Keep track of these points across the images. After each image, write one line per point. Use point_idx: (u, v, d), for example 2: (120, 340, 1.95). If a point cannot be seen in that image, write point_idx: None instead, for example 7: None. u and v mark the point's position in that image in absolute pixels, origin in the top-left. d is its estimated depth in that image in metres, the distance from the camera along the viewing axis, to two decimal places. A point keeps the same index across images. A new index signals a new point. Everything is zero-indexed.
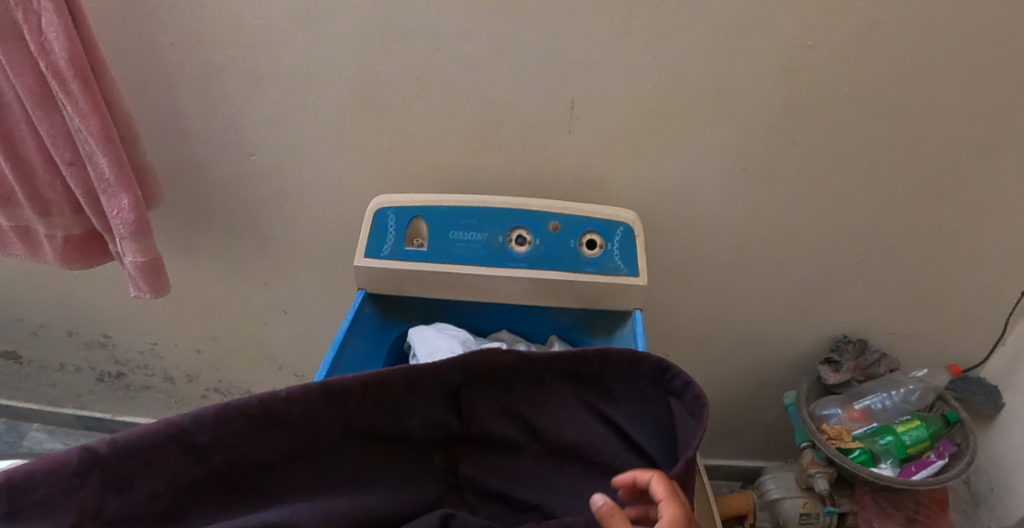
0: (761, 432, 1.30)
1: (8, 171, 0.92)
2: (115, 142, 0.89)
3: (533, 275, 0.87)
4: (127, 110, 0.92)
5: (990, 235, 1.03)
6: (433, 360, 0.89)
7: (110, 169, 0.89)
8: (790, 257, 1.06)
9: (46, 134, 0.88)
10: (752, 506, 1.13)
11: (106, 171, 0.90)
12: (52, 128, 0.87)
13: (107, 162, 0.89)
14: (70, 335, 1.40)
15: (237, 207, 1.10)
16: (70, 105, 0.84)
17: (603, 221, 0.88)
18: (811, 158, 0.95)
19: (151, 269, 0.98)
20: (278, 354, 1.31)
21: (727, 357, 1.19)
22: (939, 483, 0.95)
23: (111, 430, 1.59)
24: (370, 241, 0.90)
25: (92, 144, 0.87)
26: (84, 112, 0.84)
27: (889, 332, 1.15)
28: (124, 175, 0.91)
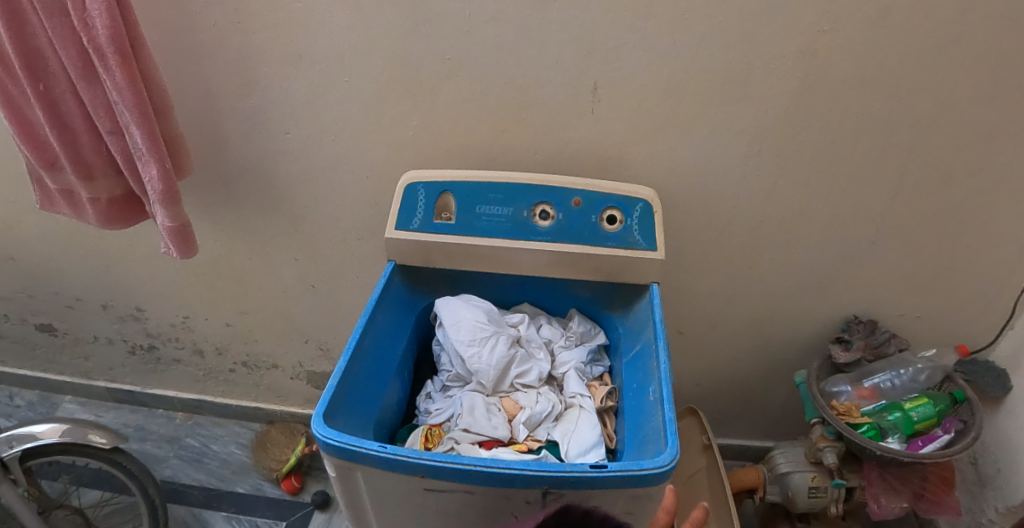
0: (772, 411, 1.33)
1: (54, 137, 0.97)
2: (148, 116, 0.93)
3: (556, 248, 0.92)
4: (162, 85, 0.96)
5: (1000, 219, 1.05)
6: (460, 328, 0.94)
7: (142, 142, 0.94)
8: (803, 238, 1.09)
9: (88, 104, 0.93)
10: (762, 480, 1.17)
11: (139, 144, 0.94)
12: (93, 99, 0.92)
13: (140, 135, 0.93)
14: (105, 308, 1.46)
15: (271, 184, 1.15)
16: (108, 79, 0.88)
17: (623, 197, 0.92)
18: (825, 140, 0.99)
19: (179, 235, 1.02)
20: (305, 328, 1.36)
21: (741, 336, 1.22)
22: (946, 456, 0.99)
23: (140, 403, 1.64)
24: (400, 213, 0.95)
25: (127, 117, 0.92)
26: (120, 87, 0.89)
27: (900, 314, 1.18)
28: (155, 147, 0.95)
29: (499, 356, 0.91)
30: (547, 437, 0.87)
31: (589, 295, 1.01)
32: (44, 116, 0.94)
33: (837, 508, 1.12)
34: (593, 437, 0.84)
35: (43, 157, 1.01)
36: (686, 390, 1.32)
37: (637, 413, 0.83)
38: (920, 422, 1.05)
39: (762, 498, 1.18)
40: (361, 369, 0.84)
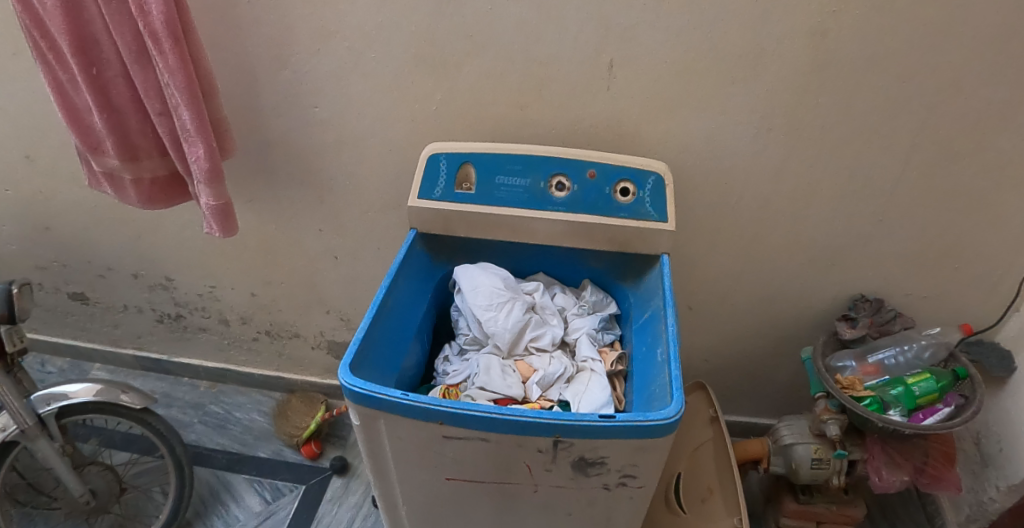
0: (778, 388, 1.37)
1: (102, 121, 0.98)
2: (197, 97, 0.94)
3: (571, 218, 0.96)
4: (209, 69, 0.97)
5: (1007, 199, 1.07)
6: (477, 293, 0.98)
7: (190, 123, 0.94)
8: (812, 216, 1.12)
9: (139, 87, 0.94)
10: (767, 451, 1.21)
11: (187, 124, 0.95)
12: (145, 81, 0.93)
13: (189, 116, 0.94)
14: (136, 277, 1.52)
15: (298, 157, 1.19)
16: (161, 62, 0.89)
17: (636, 170, 0.96)
18: (835, 119, 1.01)
19: (222, 213, 1.02)
20: (327, 299, 1.41)
21: (749, 312, 1.26)
22: (946, 428, 1.02)
23: (167, 371, 1.70)
24: (423, 183, 0.99)
25: (178, 98, 0.92)
26: (172, 69, 0.90)
27: (906, 293, 1.21)
28: (203, 127, 0.95)
29: (514, 320, 0.95)
30: (559, 397, 0.91)
31: (602, 265, 1.04)
32: (93, 100, 0.95)
33: (839, 480, 1.15)
34: (604, 397, 0.88)
35: (87, 140, 1.02)
36: (695, 365, 1.36)
37: (645, 375, 0.87)
38: (922, 396, 1.08)
39: (766, 469, 1.21)
40: (384, 328, 0.89)
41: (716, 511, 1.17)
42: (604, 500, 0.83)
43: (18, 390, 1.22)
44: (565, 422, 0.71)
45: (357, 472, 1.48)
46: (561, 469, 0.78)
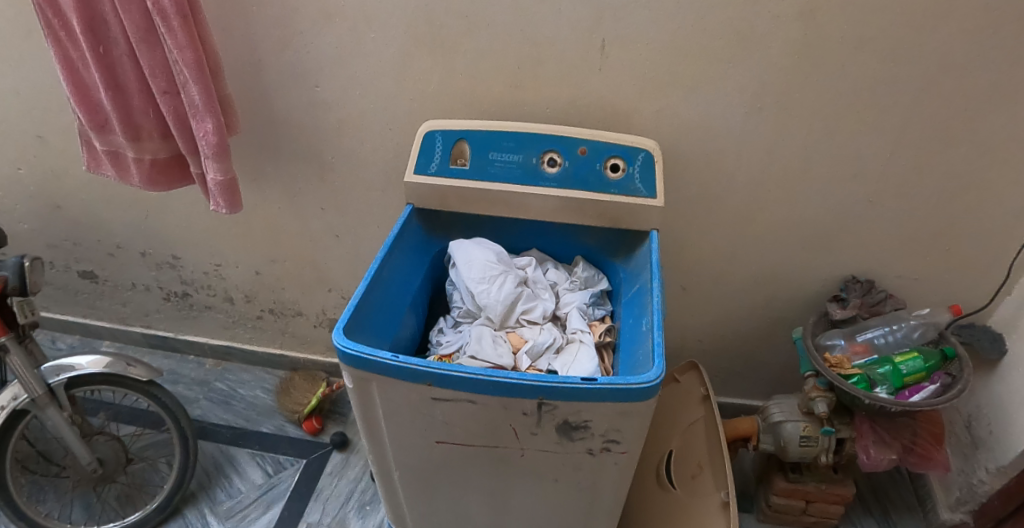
0: (771, 370, 1.38)
1: (107, 99, 1.00)
2: (205, 74, 0.96)
3: (563, 193, 0.98)
4: (216, 48, 1.00)
5: (997, 181, 1.08)
6: (470, 267, 1.00)
7: (199, 98, 0.97)
8: (803, 196, 1.14)
9: (146, 65, 0.96)
10: (756, 429, 1.22)
11: (196, 100, 0.97)
12: (152, 59, 0.96)
13: (197, 92, 0.96)
14: (144, 256, 1.56)
15: (300, 136, 1.22)
16: (170, 39, 0.92)
17: (626, 147, 0.98)
18: (824, 99, 1.03)
19: (227, 189, 1.04)
20: (329, 277, 1.44)
21: (742, 293, 1.28)
22: (931, 406, 1.04)
23: (174, 349, 1.74)
24: (419, 159, 1.02)
25: (186, 75, 0.95)
26: (181, 46, 0.93)
27: (898, 275, 1.22)
28: (212, 103, 0.98)
29: (507, 293, 0.98)
30: (548, 366, 0.93)
31: (594, 242, 1.07)
32: (101, 79, 0.98)
33: (827, 458, 1.17)
34: (591, 367, 0.90)
35: (93, 119, 1.05)
36: (689, 347, 1.38)
37: (631, 345, 0.89)
38: (909, 374, 1.10)
39: (756, 447, 1.23)
40: (379, 297, 0.91)
41: (704, 485, 1.17)
42: (590, 466, 0.85)
43: (29, 359, 1.27)
44: (550, 384, 0.74)
45: (356, 447, 1.51)
46: (546, 433, 0.81)
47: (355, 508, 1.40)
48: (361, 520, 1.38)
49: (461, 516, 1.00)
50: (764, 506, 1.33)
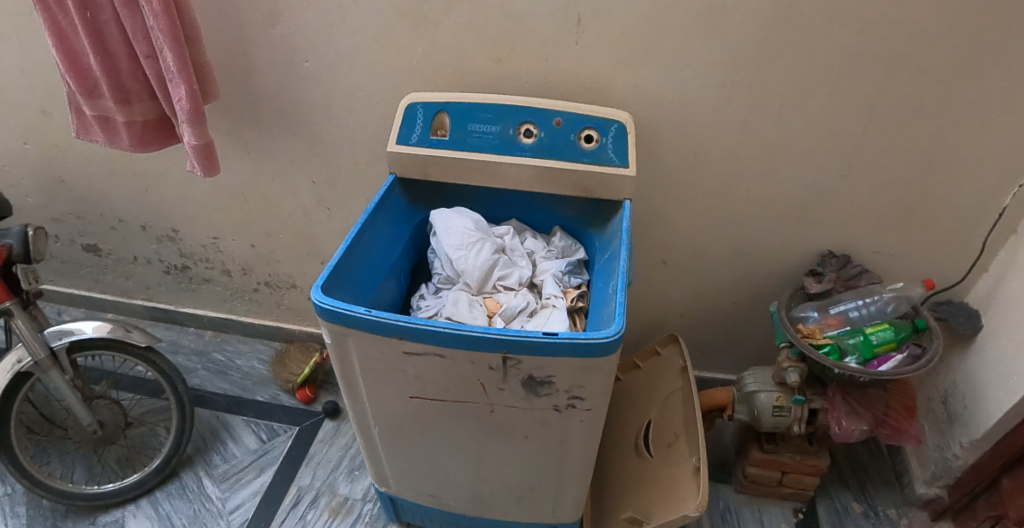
0: (751, 344, 1.41)
1: (95, 63, 1.04)
2: (180, 40, 1.00)
3: (538, 163, 1.01)
4: (192, 14, 1.03)
5: (968, 156, 1.10)
6: (449, 235, 1.04)
7: (174, 64, 1.01)
8: (777, 170, 1.16)
9: (128, 30, 1.00)
10: (732, 399, 1.26)
11: (171, 65, 1.01)
12: (132, 24, 1.00)
13: (172, 57, 1.00)
14: (144, 229, 1.61)
15: (291, 110, 1.26)
16: (146, 5, 0.96)
17: (599, 118, 1.02)
18: (796, 73, 1.05)
19: (203, 152, 1.08)
20: (322, 249, 1.48)
21: (721, 267, 1.31)
22: (898, 374, 1.06)
23: (175, 322, 1.79)
24: (401, 130, 1.05)
25: (162, 40, 0.99)
26: (157, 13, 0.96)
27: (874, 251, 1.25)
28: (185, 68, 1.02)
29: (483, 259, 1.01)
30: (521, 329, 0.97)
31: (571, 213, 1.10)
32: (88, 44, 1.02)
33: (800, 428, 1.20)
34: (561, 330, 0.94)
35: (82, 85, 1.09)
36: (671, 321, 1.41)
37: (599, 308, 0.93)
38: (879, 345, 1.13)
39: (731, 417, 1.26)
40: (358, 260, 0.95)
41: (679, 452, 1.20)
42: (557, 422, 0.89)
43: (32, 323, 1.33)
44: (512, 337, 0.78)
45: (347, 415, 1.56)
46: (513, 388, 0.84)
47: (344, 472, 1.45)
48: (350, 484, 1.43)
49: (439, 472, 1.05)
50: (741, 477, 1.36)
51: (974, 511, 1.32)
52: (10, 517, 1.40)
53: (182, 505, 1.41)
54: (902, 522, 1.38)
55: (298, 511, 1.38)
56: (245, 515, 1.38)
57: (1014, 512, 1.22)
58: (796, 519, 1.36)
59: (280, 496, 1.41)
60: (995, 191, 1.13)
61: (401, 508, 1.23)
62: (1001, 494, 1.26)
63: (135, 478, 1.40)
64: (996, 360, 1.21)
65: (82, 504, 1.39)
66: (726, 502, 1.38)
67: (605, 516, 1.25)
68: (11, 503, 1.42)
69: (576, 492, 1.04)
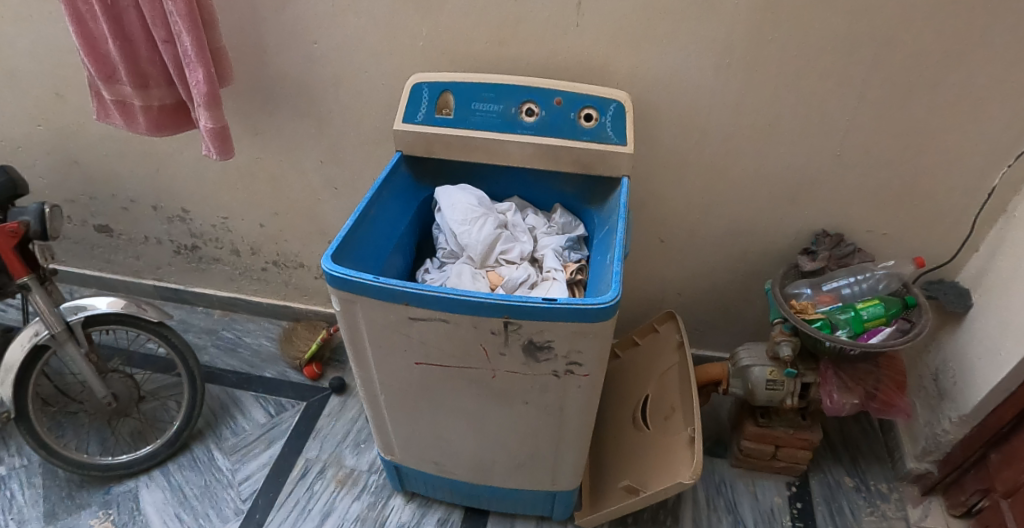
0: (747, 322, 1.45)
1: (115, 49, 1.07)
2: (197, 24, 1.04)
3: (539, 140, 1.05)
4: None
5: (957, 136, 1.13)
6: (453, 209, 1.07)
7: (191, 48, 1.04)
8: (772, 150, 1.20)
9: (147, 15, 1.04)
10: (727, 373, 1.29)
11: (189, 50, 1.04)
12: (151, 9, 1.03)
13: (190, 41, 1.04)
14: (155, 209, 1.64)
15: (300, 91, 1.29)
16: None
17: (598, 98, 1.05)
18: (790, 55, 1.08)
19: (218, 136, 1.12)
20: (329, 229, 1.52)
21: (718, 246, 1.34)
22: (887, 347, 1.10)
23: (184, 301, 1.83)
24: (406, 108, 1.08)
25: (180, 25, 1.02)
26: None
27: (867, 230, 1.28)
28: (202, 52, 1.05)
29: (486, 233, 1.05)
30: None
31: (571, 190, 1.14)
32: (109, 29, 1.05)
33: (792, 401, 1.24)
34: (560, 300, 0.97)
35: (101, 70, 1.12)
36: (669, 299, 1.45)
37: (596, 279, 0.97)
38: (870, 320, 1.16)
39: (726, 391, 1.30)
40: (366, 233, 0.98)
41: (675, 424, 1.24)
42: (555, 388, 0.93)
43: (49, 298, 1.37)
44: (513, 302, 0.81)
45: (353, 392, 1.61)
46: (514, 353, 0.88)
47: (350, 446, 1.49)
48: (356, 456, 1.47)
49: (442, 439, 1.09)
50: (736, 451, 1.40)
51: (962, 486, 1.34)
52: (27, 488, 1.44)
53: (193, 475, 1.45)
54: (893, 496, 1.41)
55: (305, 482, 1.42)
56: (254, 485, 1.42)
57: (1001, 485, 1.24)
58: (789, 492, 1.40)
59: (288, 468, 1.45)
60: (985, 171, 1.17)
61: (406, 477, 1.27)
62: (989, 468, 1.28)
63: (148, 449, 1.45)
64: (984, 336, 1.24)
65: (97, 474, 1.43)
66: (721, 475, 1.42)
67: (604, 486, 1.30)
68: (27, 474, 1.47)
69: (574, 458, 1.08)
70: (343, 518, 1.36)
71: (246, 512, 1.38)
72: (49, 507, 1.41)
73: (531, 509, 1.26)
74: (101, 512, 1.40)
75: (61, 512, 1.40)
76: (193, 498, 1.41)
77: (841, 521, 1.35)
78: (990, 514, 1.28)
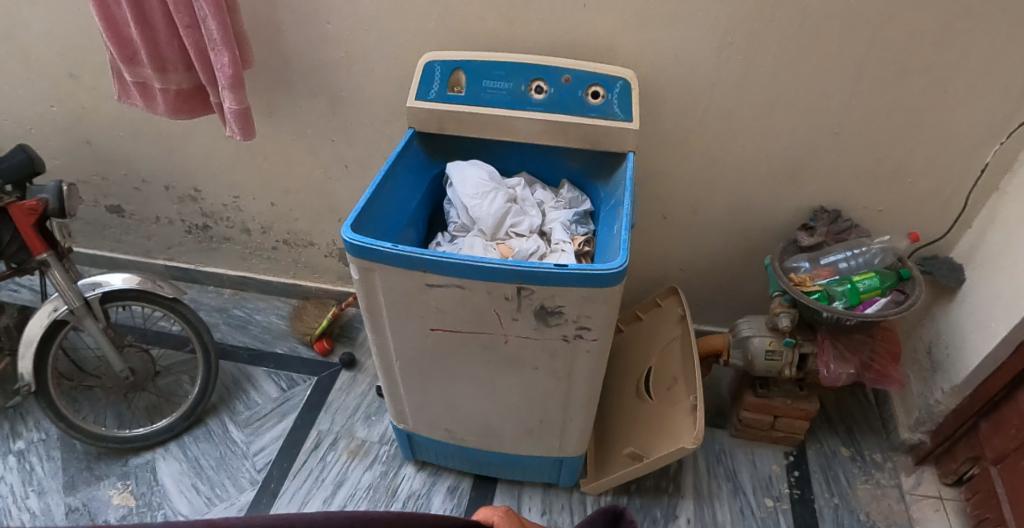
0: (746, 296, 1.50)
1: (137, 34, 1.11)
2: (222, 10, 1.07)
3: (548, 117, 1.08)
4: None
5: (950, 115, 1.17)
6: (464, 184, 1.11)
7: (216, 33, 1.07)
8: (772, 128, 1.23)
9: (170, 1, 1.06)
10: (727, 345, 1.34)
11: (214, 35, 1.08)
12: None
13: (215, 26, 1.07)
14: (167, 189, 1.67)
15: (312, 71, 1.32)
16: None
17: (605, 76, 1.08)
18: (790, 35, 1.12)
19: (242, 117, 1.15)
20: (339, 207, 1.56)
21: (719, 222, 1.38)
22: (882, 317, 1.14)
23: (196, 281, 1.86)
24: (419, 87, 1.11)
25: (205, 10, 1.05)
26: None
27: (864, 207, 1.32)
28: (227, 37, 1.08)
29: (497, 207, 1.09)
30: None
31: (578, 166, 1.18)
32: (130, 14, 1.08)
33: (790, 371, 1.28)
34: None
35: (123, 52, 1.16)
36: (671, 275, 1.50)
37: (604, 250, 1.01)
38: (865, 292, 1.21)
39: (726, 362, 1.35)
40: (382, 206, 1.02)
41: (677, 394, 1.28)
42: (565, 353, 0.97)
43: (68, 275, 1.40)
44: (526, 268, 0.85)
45: (363, 367, 1.65)
46: (526, 318, 0.92)
47: (362, 419, 1.53)
48: (367, 428, 1.51)
49: (455, 406, 1.13)
50: (736, 421, 1.45)
51: (954, 454, 1.39)
52: (46, 460, 1.48)
53: (209, 448, 1.49)
54: (887, 465, 1.45)
55: (318, 453, 1.47)
56: (269, 456, 1.46)
57: (991, 452, 1.29)
58: (787, 461, 1.44)
59: (301, 440, 1.49)
60: (978, 148, 1.20)
61: (418, 446, 1.32)
62: (979, 436, 1.32)
63: (165, 422, 1.48)
64: (976, 309, 1.28)
65: (115, 446, 1.47)
66: (721, 445, 1.47)
67: (609, 455, 1.34)
68: (46, 448, 1.50)
69: (582, 424, 1.12)
70: (356, 487, 1.40)
71: (261, 482, 1.42)
72: (68, 479, 1.44)
73: (539, 476, 1.31)
74: (120, 483, 1.44)
75: (81, 483, 1.44)
76: (209, 469, 1.45)
77: (837, 488, 1.40)
78: (981, 480, 1.32)
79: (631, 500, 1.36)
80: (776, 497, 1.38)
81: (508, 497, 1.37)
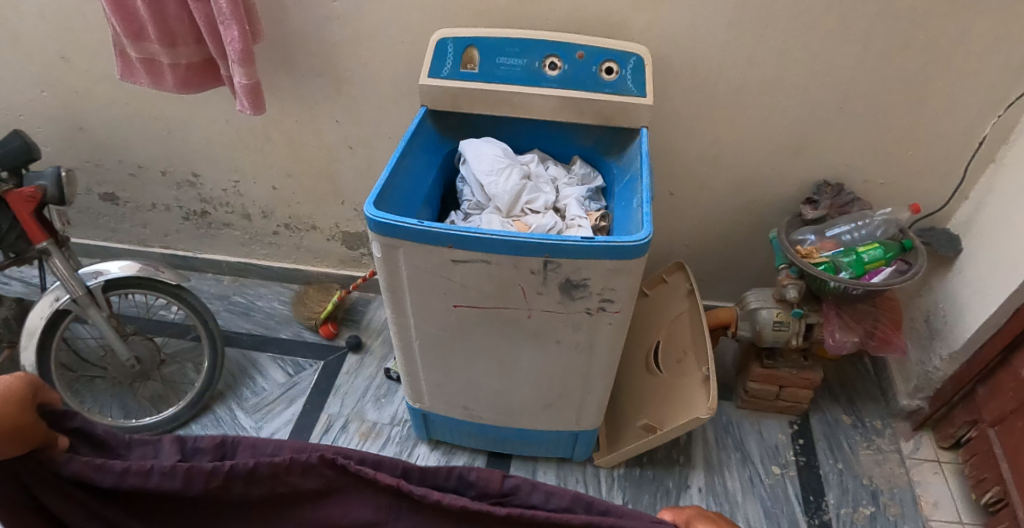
0: (748, 269, 1.54)
1: (145, 7, 1.08)
2: None
3: (563, 94, 1.09)
4: None
5: (952, 88, 1.19)
6: (479, 161, 1.11)
7: (226, 6, 1.06)
8: (778, 103, 1.25)
9: None
10: (735, 317, 1.37)
11: (223, 8, 1.06)
12: None
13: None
14: (164, 175, 1.64)
15: (317, 51, 1.31)
16: None
17: (619, 52, 1.09)
18: (799, 10, 1.13)
19: (252, 92, 1.14)
20: (343, 190, 1.56)
21: (724, 197, 1.41)
22: (887, 285, 1.17)
23: (194, 268, 1.84)
24: (432, 64, 1.11)
25: None
26: None
27: (866, 180, 1.35)
28: (237, 9, 1.06)
29: (513, 184, 1.08)
30: None
31: (590, 142, 1.18)
32: None
33: (797, 341, 1.31)
34: None
35: (128, 28, 1.13)
36: (677, 251, 1.53)
37: (623, 224, 1.02)
38: (870, 262, 1.24)
39: (734, 334, 1.37)
40: (400, 184, 1.02)
41: (688, 366, 1.30)
42: (587, 325, 0.98)
43: (69, 263, 1.36)
44: (554, 241, 0.86)
45: (369, 349, 1.65)
46: (551, 292, 0.93)
47: (371, 400, 1.54)
48: (377, 410, 1.52)
49: (474, 382, 1.14)
50: (742, 392, 1.49)
51: (951, 419, 1.43)
52: None
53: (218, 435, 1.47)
54: (887, 431, 1.50)
55: (330, 436, 1.47)
56: None
57: (988, 415, 1.32)
58: (792, 430, 1.48)
59: (312, 424, 1.49)
60: (978, 120, 1.23)
61: (433, 425, 1.33)
62: (977, 401, 1.36)
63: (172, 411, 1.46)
64: (974, 277, 1.31)
65: None
66: (728, 416, 1.51)
67: (622, 428, 1.37)
68: None
69: (599, 397, 1.14)
70: None
71: None
72: None
73: (554, 451, 1.33)
74: None
75: None
76: None
77: (841, 454, 1.44)
78: (978, 442, 1.36)
79: (644, 472, 1.39)
80: (783, 465, 1.41)
81: (523, 472, 1.39)
